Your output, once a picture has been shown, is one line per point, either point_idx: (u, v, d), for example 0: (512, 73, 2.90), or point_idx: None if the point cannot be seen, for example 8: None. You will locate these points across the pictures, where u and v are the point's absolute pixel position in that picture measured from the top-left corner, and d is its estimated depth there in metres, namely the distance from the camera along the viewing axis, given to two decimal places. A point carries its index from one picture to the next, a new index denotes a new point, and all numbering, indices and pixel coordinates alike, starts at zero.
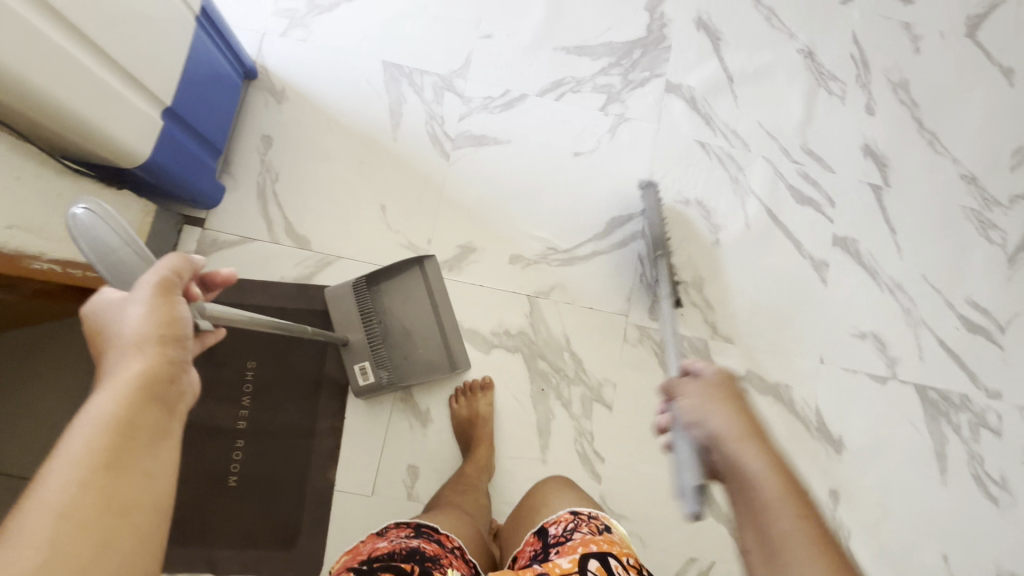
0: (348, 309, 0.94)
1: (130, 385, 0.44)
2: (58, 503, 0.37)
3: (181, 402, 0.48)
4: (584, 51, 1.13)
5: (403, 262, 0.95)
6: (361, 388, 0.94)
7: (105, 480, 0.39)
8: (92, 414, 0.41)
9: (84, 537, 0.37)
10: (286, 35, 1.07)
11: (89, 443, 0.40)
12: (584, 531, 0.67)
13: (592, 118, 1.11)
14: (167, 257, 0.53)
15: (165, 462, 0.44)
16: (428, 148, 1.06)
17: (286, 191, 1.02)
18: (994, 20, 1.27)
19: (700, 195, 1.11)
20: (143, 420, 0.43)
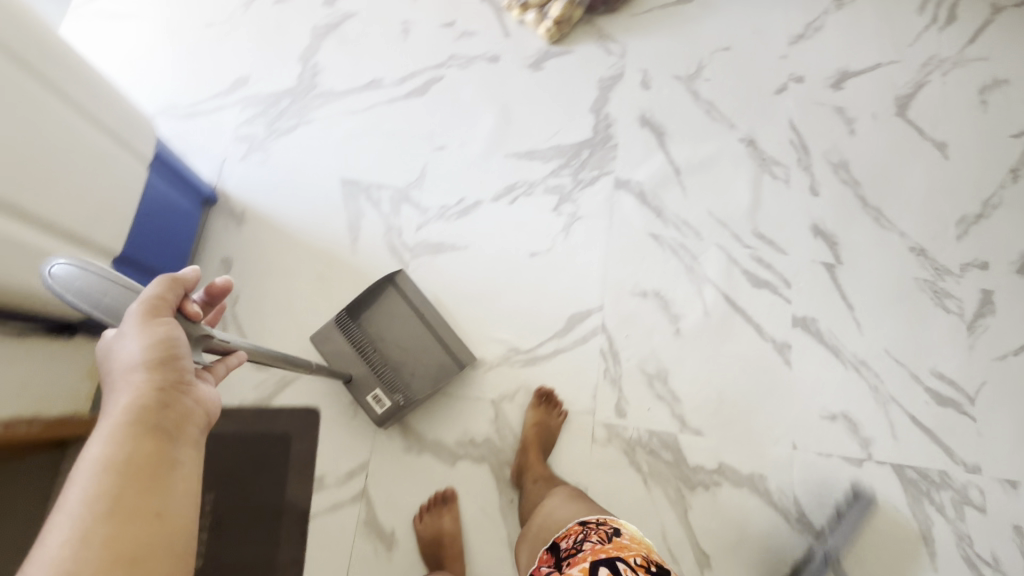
0: (343, 346, 0.98)
1: (124, 423, 0.47)
2: (74, 547, 0.41)
3: (186, 425, 0.51)
4: (534, 155, 1.18)
5: (376, 286, 0.98)
6: (384, 415, 0.96)
7: (110, 527, 0.43)
8: (92, 459, 0.45)
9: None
10: (245, 160, 1.11)
11: (91, 491, 0.44)
12: (594, 540, 0.70)
13: (546, 218, 1.14)
14: (154, 281, 0.53)
15: (175, 486, 0.47)
16: (387, 259, 1.08)
17: (246, 312, 1.03)
18: (922, 97, 1.34)
19: (657, 285, 1.13)
20: (140, 455, 0.46)
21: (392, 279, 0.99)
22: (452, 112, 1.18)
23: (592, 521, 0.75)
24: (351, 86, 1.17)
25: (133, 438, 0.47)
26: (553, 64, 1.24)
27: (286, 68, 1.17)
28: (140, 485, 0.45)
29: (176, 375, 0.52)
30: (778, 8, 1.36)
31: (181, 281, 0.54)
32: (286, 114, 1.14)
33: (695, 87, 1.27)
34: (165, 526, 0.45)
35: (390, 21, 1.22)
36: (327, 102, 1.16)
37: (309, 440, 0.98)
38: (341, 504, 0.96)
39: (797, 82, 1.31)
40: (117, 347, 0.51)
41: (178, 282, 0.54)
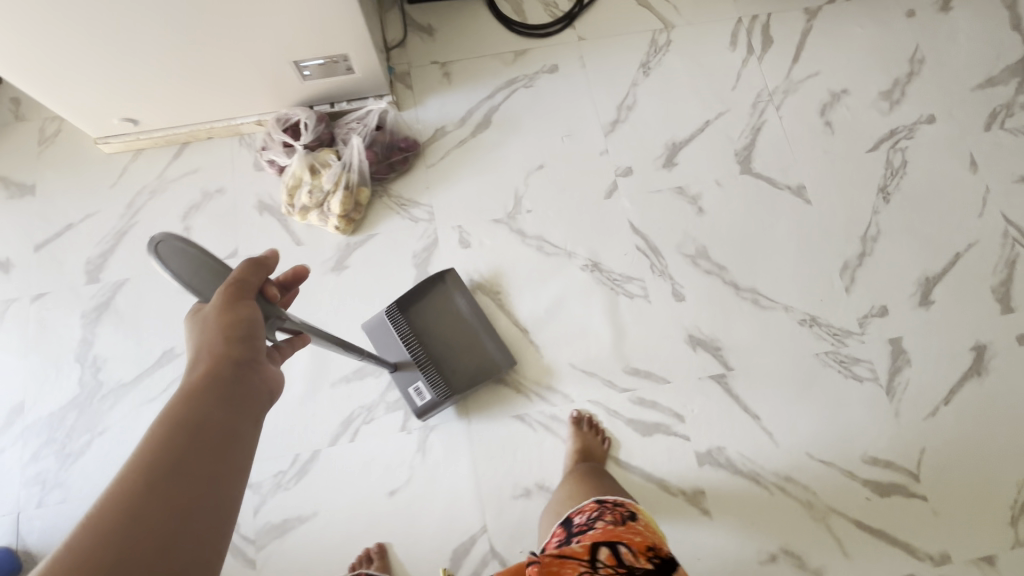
0: (391, 341, 1.03)
1: (202, 389, 0.51)
2: (132, 494, 0.43)
3: (254, 401, 0.54)
4: (364, 372, 1.05)
5: (428, 282, 1.06)
6: (422, 407, 1.00)
7: (173, 483, 0.45)
8: (170, 412, 0.49)
9: (159, 527, 0.43)
10: (43, 503, 0.97)
11: (162, 444, 0.47)
12: (607, 518, 0.75)
13: (397, 443, 1.01)
14: (242, 265, 0.60)
15: (231, 462, 0.49)
16: (230, 563, 0.94)
17: None
18: (763, 142, 1.22)
19: (539, 476, 1.00)
20: (206, 423, 0.49)
21: (443, 276, 1.07)
22: None
23: (610, 500, 0.80)
24: (140, 369, 1.03)
25: (199, 400, 0.51)
26: (358, 256, 1.11)
27: (62, 375, 1.03)
28: (207, 450, 0.48)
29: (244, 350, 0.56)
30: (582, 99, 1.24)
31: (265, 263, 0.62)
32: (75, 431, 1.00)
33: (519, 224, 1.15)
34: (215, 494, 0.47)
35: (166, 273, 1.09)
36: (118, 399, 1.02)
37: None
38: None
39: (625, 175, 1.19)
40: (205, 319, 0.57)
41: (259, 268, 0.61)
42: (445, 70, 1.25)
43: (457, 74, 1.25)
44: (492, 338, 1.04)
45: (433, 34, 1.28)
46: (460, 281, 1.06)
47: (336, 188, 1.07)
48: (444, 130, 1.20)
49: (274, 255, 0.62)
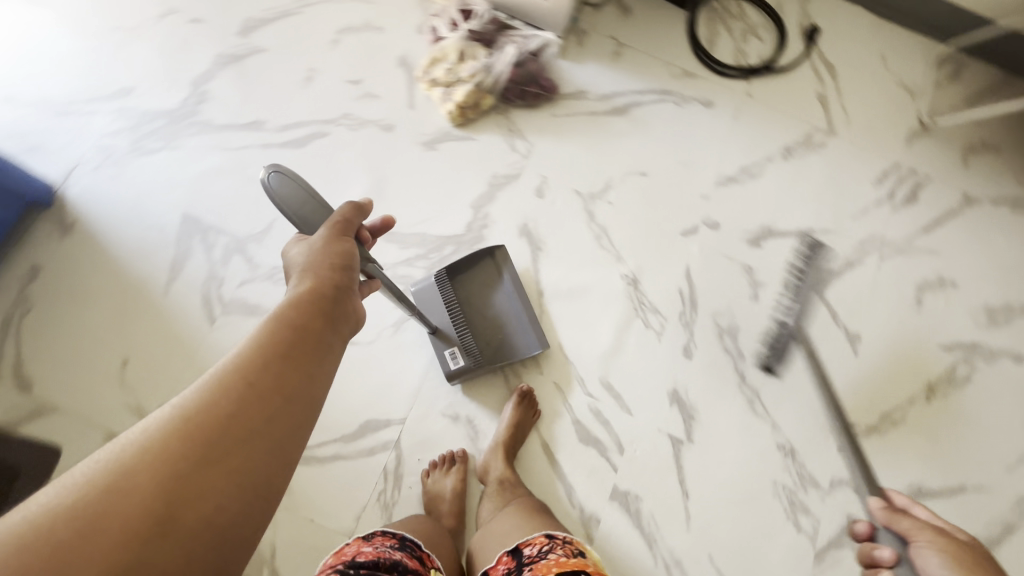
0: (433, 302, 1.05)
1: (308, 301, 0.60)
2: (251, 371, 0.52)
3: (344, 322, 0.62)
4: (394, 238, 1.12)
5: (477, 254, 1.07)
6: (454, 371, 1.02)
7: (280, 368, 0.54)
8: (281, 315, 0.58)
9: (267, 399, 0.52)
10: (97, 172, 1.09)
11: (273, 337, 0.55)
12: (558, 553, 0.70)
13: (381, 309, 1.07)
14: (342, 207, 0.69)
15: (323, 365, 0.58)
16: (195, 308, 1.03)
17: (33, 330, 1.00)
18: (847, 278, 1.20)
19: (473, 412, 1.03)
20: (309, 327, 0.58)
21: (491, 252, 1.08)
22: (323, 175, 1.14)
23: (558, 535, 0.75)
24: (231, 121, 1.14)
25: (310, 313, 0.59)
26: (450, 146, 1.18)
27: (173, 88, 1.15)
28: (307, 349, 0.57)
29: (347, 276, 0.65)
30: (714, 143, 1.26)
31: (362, 211, 0.70)
32: (155, 135, 1.12)
33: (594, 207, 1.18)
34: (309, 391, 0.55)
35: (297, 65, 1.19)
36: (200, 132, 1.13)
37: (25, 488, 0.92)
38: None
39: (710, 227, 1.20)
40: (314, 246, 0.67)
41: (360, 211, 0.70)
42: (617, 49, 1.30)
43: (625, 58, 1.29)
44: (532, 320, 1.06)
45: (628, 15, 1.33)
46: (508, 259, 1.07)
47: (468, 82, 1.15)
48: (584, 96, 1.25)
49: (371, 205, 0.71)
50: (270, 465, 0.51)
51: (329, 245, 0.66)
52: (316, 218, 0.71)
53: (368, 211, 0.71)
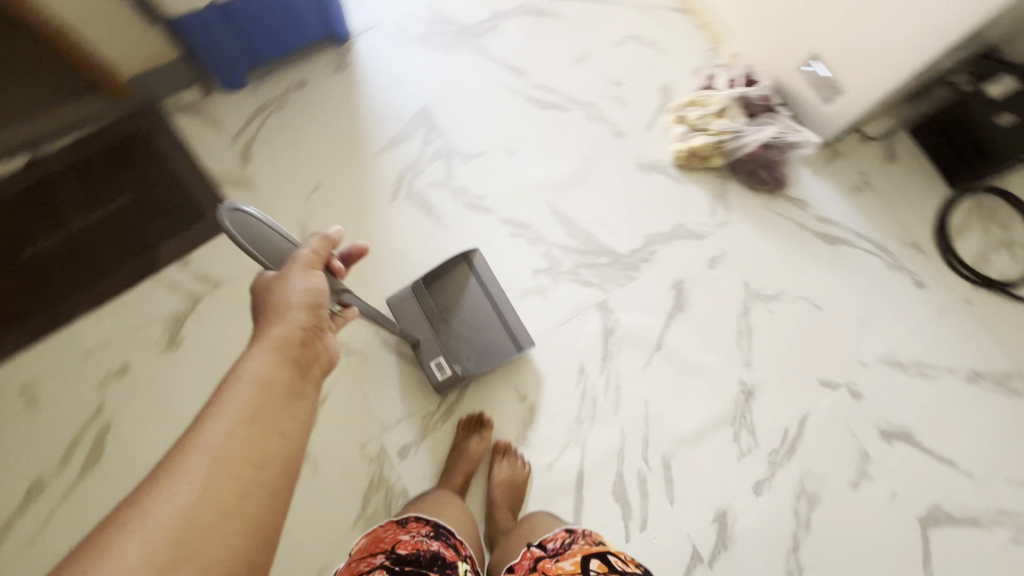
0: (414, 314, 1.04)
1: (278, 346, 0.53)
2: (218, 445, 0.43)
3: (316, 364, 0.56)
4: (566, 222, 1.17)
5: (450, 260, 1.06)
6: (441, 383, 1.01)
7: (250, 431, 0.45)
8: (253, 370, 0.50)
9: (239, 473, 0.42)
10: (386, 39, 1.27)
11: (244, 394, 0.47)
12: (582, 541, 0.75)
13: (520, 272, 1.14)
14: (312, 240, 0.65)
15: (299, 417, 0.49)
16: (388, 181, 1.17)
17: (274, 124, 1.19)
18: (967, 535, 1.05)
19: (538, 403, 1.07)
20: (278, 378, 0.51)
21: (465, 256, 1.07)
22: (543, 139, 1.22)
23: (578, 527, 0.79)
24: (501, 60, 1.28)
25: (275, 364, 0.51)
26: (658, 178, 1.22)
27: (477, 11, 1.31)
28: (281, 401, 0.49)
29: (319, 314, 0.60)
30: (903, 322, 1.17)
31: (333, 241, 0.67)
32: (442, 36, 1.28)
33: (751, 306, 1.15)
34: (280, 454, 0.46)
35: (578, 45, 1.30)
36: (475, 54, 1.28)
37: (201, 234, 1.10)
38: (166, 292, 1.06)
39: (850, 393, 1.12)
40: (285, 286, 0.60)
41: (334, 238, 0.66)
42: (860, 185, 1.26)
43: (864, 197, 1.25)
44: (513, 321, 1.04)
45: (891, 162, 1.28)
46: (483, 261, 1.07)
47: (714, 135, 1.19)
48: (803, 208, 1.23)
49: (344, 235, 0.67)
50: (243, 563, 0.40)
51: (303, 282, 0.61)
52: (278, 260, 0.66)
53: (336, 240, 0.67)
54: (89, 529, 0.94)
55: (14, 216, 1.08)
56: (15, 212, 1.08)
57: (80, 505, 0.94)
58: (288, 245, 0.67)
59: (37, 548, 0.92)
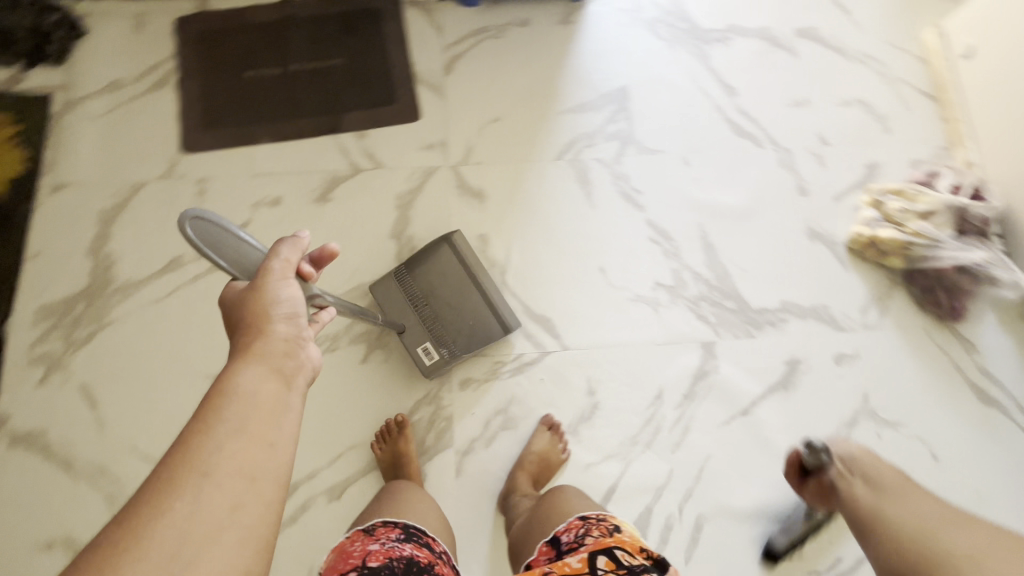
0: (399, 300, 1.05)
1: (259, 360, 0.54)
2: (202, 462, 0.45)
3: (301, 372, 0.57)
4: (708, 251, 1.13)
5: (431, 244, 1.06)
6: (428, 367, 1.02)
7: (236, 446, 0.47)
8: (239, 384, 0.51)
9: (227, 487, 0.45)
10: (618, 10, 1.26)
11: (231, 409, 0.49)
12: (595, 534, 0.73)
13: (642, 277, 1.11)
14: (278, 252, 0.64)
15: (285, 428, 0.51)
16: (561, 141, 1.18)
17: (485, 48, 1.23)
18: None
19: (603, 405, 1.05)
20: (263, 391, 0.52)
21: (446, 239, 1.05)
22: (723, 165, 1.18)
23: (592, 516, 0.78)
24: (718, 73, 1.23)
25: (262, 374, 0.53)
26: (822, 251, 1.13)
27: (716, 17, 1.27)
28: (266, 415, 0.50)
29: (298, 324, 0.60)
30: None
31: (298, 245, 0.66)
32: (672, 28, 1.26)
33: (860, 420, 1.05)
34: (268, 466, 0.48)
35: (802, 89, 1.23)
36: (694, 57, 1.24)
37: (384, 116, 1.18)
38: (336, 153, 1.16)
39: None
40: (264, 298, 0.60)
41: (299, 248, 0.66)
42: None
43: None
44: (497, 303, 1.03)
45: None
46: (463, 241, 1.05)
47: (908, 234, 1.07)
48: (969, 351, 1.08)
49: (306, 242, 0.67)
50: (243, 568, 0.43)
51: (275, 294, 0.61)
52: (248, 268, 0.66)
53: (303, 244, 0.67)
54: (196, 317, 1.07)
55: (250, 40, 1.21)
56: (252, 36, 1.21)
57: (202, 294, 1.09)
58: (260, 251, 0.67)
59: (159, 311, 1.07)
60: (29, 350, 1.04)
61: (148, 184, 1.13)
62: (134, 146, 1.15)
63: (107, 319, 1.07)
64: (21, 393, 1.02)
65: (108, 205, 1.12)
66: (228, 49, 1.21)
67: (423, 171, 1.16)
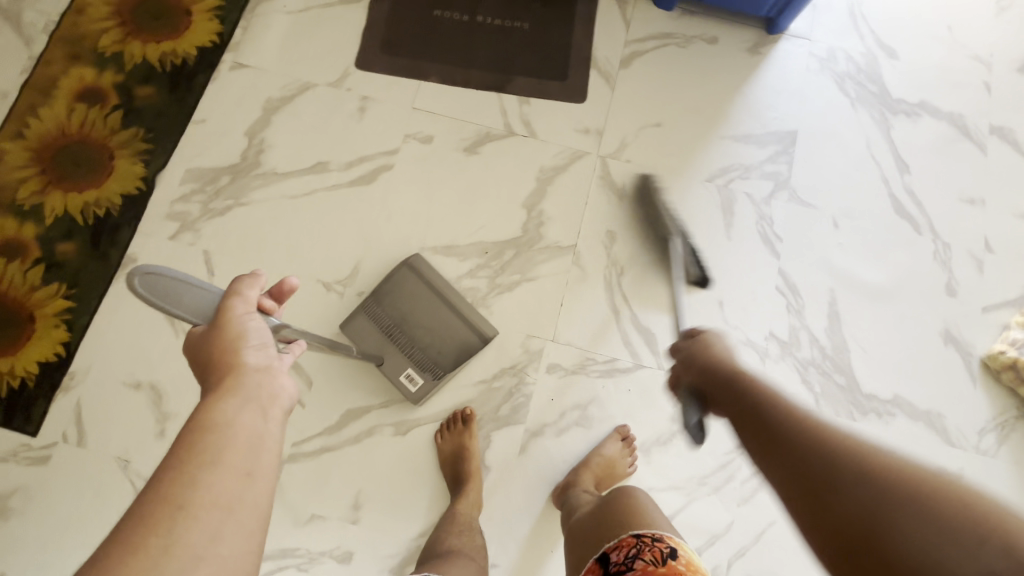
0: (371, 335, 1.02)
1: (226, 396, 0.53)
2: (175, 495, 0.45)
3: (275, 401, 0.56)
4: (833, 321, 1.08)
5: (391, 272, 1.04)
6: (417, 394, 1.00)
7: (206, 479, 0.47)
8: (210, 420, 0.51)
9: (200, 518, 0.45)
10: (811, 53, 1.22)
11: (202, 445, 0.49)
12: (647, 560, 0.70)
13: (759, 324, 1.07)
14: (233, 288, 0.60)
15: (260, 456, 0.51)
16: (715, 165, 1.15)
17: (667, 53, 1.21)
18: None
19: (681, 434, 1.02)
20: (236, 424, 0.51)
21: (406, 264, 1.04)
22: (873, 240, 1.12)
23: (648, 533, 0.74)
24: (895, 147, 1.18)
25: (236, 409, 0.52)
26: (953, 358, 1.07)
27: (909, 90, 1.21)
28: (237, 445, 0.50)
29: (269, 356, 0.58)
30: None
31: (253, 282, 0.61)
32: (860, 88, 1.21)
33: None
34: (244, 496, 0.48)
35: (980, 188, 1.16)
36: (876, 124, 1.19)
37: (551, 89, 1.18)
38: (496, 110, 1.17)
39: None
40: (222, 334, 0.57)
41: (257, 284, 0.61)
42: None
43: None
44: (471, 313, 1.02)
45: None
46: (421, 262, 1.04)
47: None
48: None
49: (259, 278, 0.61)
50: None
51: (239, 328, 0.58)
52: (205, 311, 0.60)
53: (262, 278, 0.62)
54: (322, 223, 1.10)
55: None
56: None
57: (335, 204, 1.12)
58: (210, 292, 0.60)
59: (291, 206, 1.11)
60: (170, 205, 1.10)
61: (316, 86, 1.17)
62: (314, 48, 1.19)
63: (243, 199, 1.11)
64: (152, 242, 1.08)
65: (275, 95, 1.16)
66: None
67: (572, 153, 1.15)
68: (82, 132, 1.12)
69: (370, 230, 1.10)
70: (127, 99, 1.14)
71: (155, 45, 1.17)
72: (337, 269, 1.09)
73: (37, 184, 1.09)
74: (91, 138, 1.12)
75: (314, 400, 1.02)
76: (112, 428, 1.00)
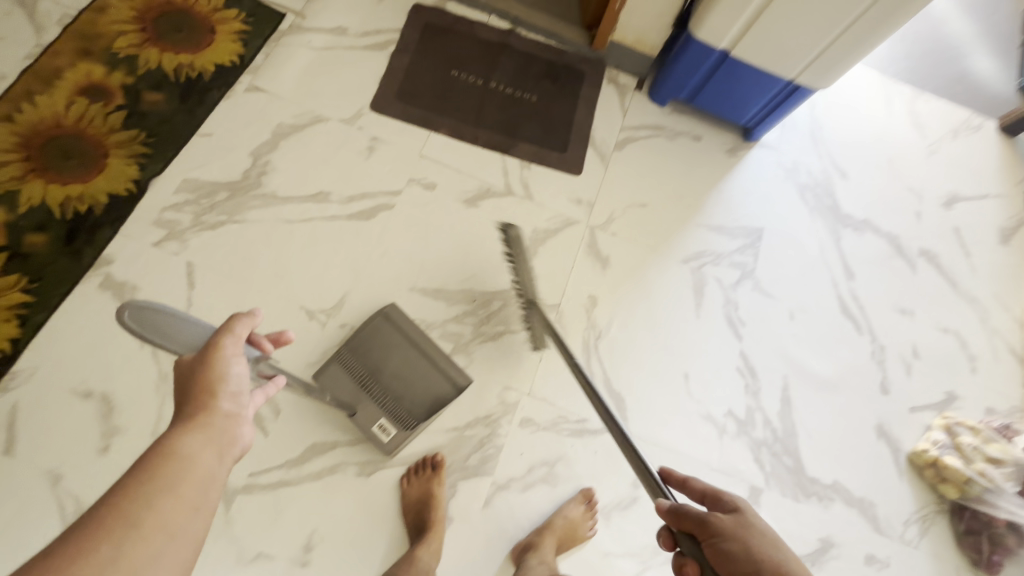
0: (343, 385, 1.01)
1: (195, 430, 0.53)
2: (127, 513, 0.45)
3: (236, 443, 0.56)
4: (784, 405, 1.17)
5: (366, 322, 1.04)
6: (388, 444, 0.98)
7: (161, 504, 0.47)
8: (175, 450, 0.51)
9: (147, 542, 0.45)
10: (778, 163, 1.39)
11: (163, 470, 0.49)
12: None
13: (720, 400, 1.15)
14: (229, 324, 0.60)
15: (211, 492, 0.51)
16: (690, 249, 1.26)
17: (657, 143, 1.35)
18: None
19: (642, 499, 1.06)
20: (198, 456, 0.51)
21: (385, 313, 1.04)
22: (822, 335, 1.24)
23: None
24: (843, 256, 1.33)
25: (205, 439, 0.53)
26: (884, 451, 1.17)
27: (856, 208, 1.39)
28: (195, 479, 0.50)
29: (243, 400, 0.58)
30: None
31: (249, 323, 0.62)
32: (816, 199, 1.37)
33: None
34: (189, 528, 0.47)
35: (911, 301, 1.32)
36: (828, 233, 1.35)
37: (551, 158, 1.27)
38: (498, 169, 1.24)
39: None
40: (206, 367, 0.57)
41: (252, 324, 0.62)
42: None
43: None
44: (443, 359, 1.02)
45: None
46: (399, 311, 1.04)
47: (972, 470, 1.11)
48: None
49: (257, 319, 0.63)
50: None
51: (224, 365, 0.58)
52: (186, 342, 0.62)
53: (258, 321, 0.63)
54: (315, 251, 1.11)
55: (466, 47, 1.33)
56: (470, 45, 1.34)
57: (331, 234, 1.13)
58: (192, 322, 0.63)
59: (286, 230, 1.11)
60: (159, 211, 1.08)
61: (328, 120, 1.21)
62: (331, 85, 1.24)
63: (238, 216, 1.10)
64: (133, 246, 1.05)
65: (286, 122, 1.19)
66: (445, 45, 1.32)
67: (564, 218, 1.23)
68: (78, 126, 1.09)
69: (363, 265, 1.12)
70: (132, 102, 1.13)
71: (173, 55, 1.18)
72: (323, 298, 1.08)
73: (17, 170, 1.05)
74: (87, 133, 1.09)
75: (279, 429, 0.99)
76: (48, 438, 0.92)
